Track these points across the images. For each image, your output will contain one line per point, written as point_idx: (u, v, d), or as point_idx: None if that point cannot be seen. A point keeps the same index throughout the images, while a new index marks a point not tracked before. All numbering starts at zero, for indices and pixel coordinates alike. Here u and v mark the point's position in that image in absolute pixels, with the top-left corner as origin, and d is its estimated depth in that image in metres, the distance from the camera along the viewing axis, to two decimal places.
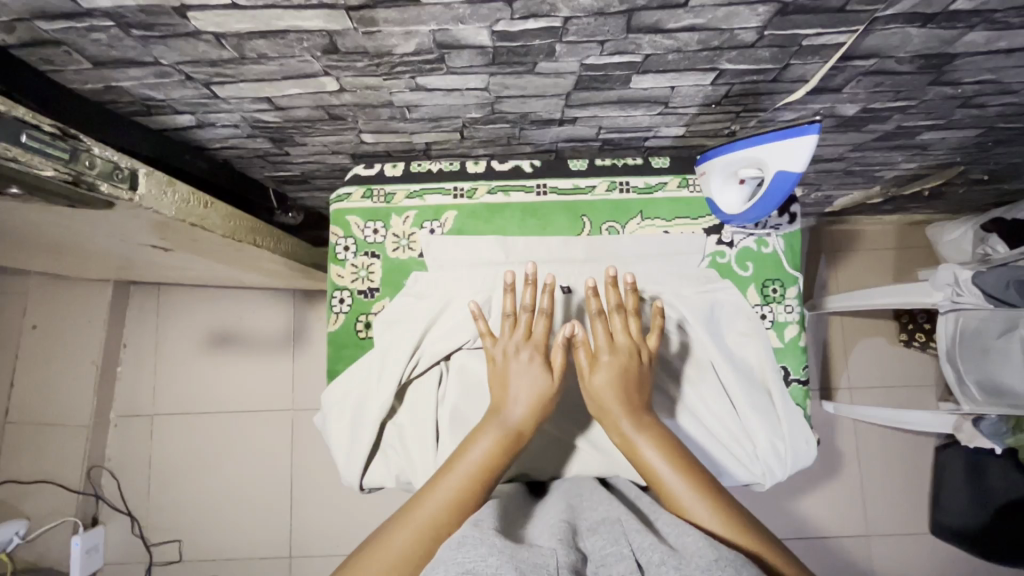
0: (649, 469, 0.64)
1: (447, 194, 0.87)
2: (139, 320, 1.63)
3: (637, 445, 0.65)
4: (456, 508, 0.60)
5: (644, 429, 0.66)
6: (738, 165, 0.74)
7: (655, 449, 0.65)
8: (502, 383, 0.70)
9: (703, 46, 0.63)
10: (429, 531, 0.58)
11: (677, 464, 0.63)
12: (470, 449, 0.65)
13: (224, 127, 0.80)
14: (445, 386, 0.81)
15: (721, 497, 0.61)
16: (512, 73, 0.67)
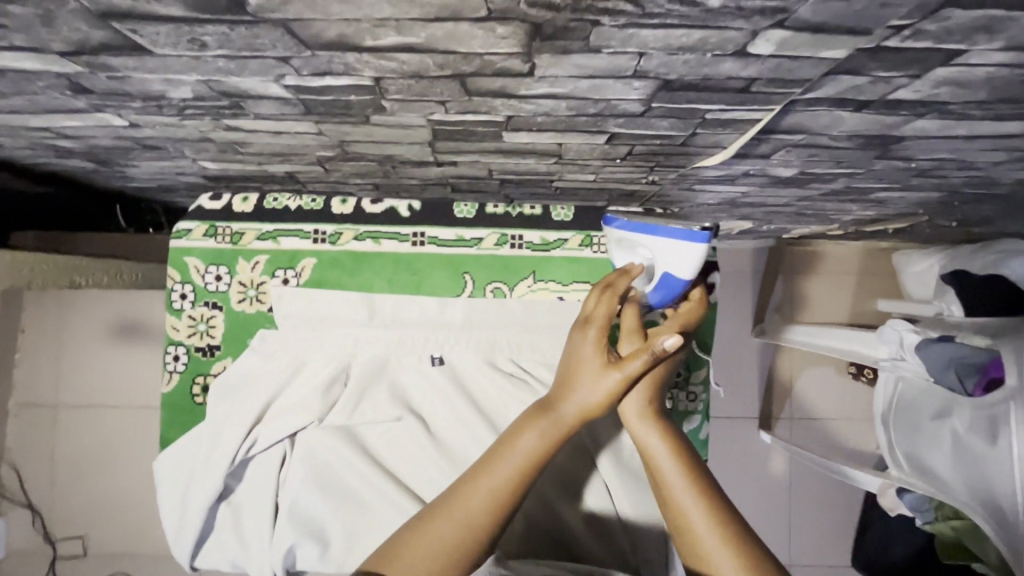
0: (660, 470, 0.60)
1: (305, 237, 0.73)
2: (37, 306, 1.50)
3: (648, 438, 0.61)
4: (497, 508, 0.53)
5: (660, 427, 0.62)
6: (627, 244, 0.65)
7: (668, 446, 0.61)
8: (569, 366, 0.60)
9: (578, 112, 0.49)
10: (466, 536, 0.51)
11: (689, 471, 0.59)
12: (510, 440, 0.56)
13: (17, 148, 0.65)
14: (287, 466, 0.70)
15: (729, 513, 0.56)
16: (346, 123, 0.53)
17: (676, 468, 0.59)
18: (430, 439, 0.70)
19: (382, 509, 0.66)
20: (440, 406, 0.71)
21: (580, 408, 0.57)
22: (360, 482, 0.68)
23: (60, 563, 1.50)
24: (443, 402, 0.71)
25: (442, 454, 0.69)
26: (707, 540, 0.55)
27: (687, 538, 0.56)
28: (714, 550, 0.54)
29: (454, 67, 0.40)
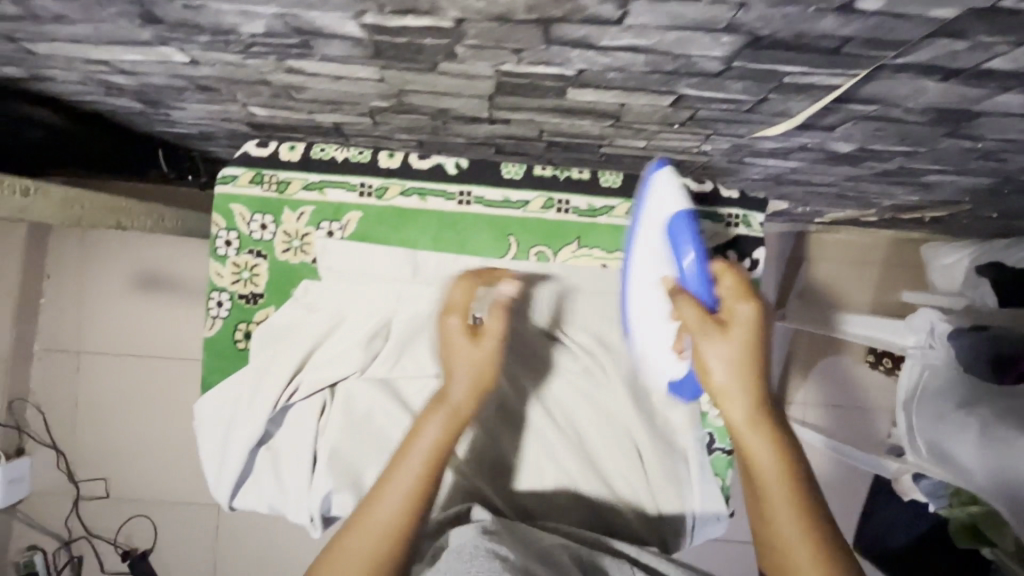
0: (762, 475, 0.57)
1: (351, 190, 0.74)
2: (62, 253, 1.51)
3: (754, 441, 0.58)
4: (421, 494, 0.54)
5: (764, 428, 0.58)
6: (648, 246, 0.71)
7: (772, 451, 0.57)
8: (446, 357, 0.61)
9: (653, 69, 0.48)
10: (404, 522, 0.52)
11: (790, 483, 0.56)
12: (418, 429, 0.57)
13: (69, 83, 0.64)
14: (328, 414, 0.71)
15: (827, 529, 0.55)
16: (410, 69, 0.52)
17: (781, 479, 0.56)
18: (468, 395, 0.72)
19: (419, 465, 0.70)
20: None
21: (468, 388, 0.59)
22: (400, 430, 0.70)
23: (82, 504, 1.54)
24: None
25: (479, 413, 0.72)
26: (800, 555, 0.54)
27: (777, 548, 0.55)
28: (806, 568, 0.53)
29: (542, 11, 0.39)
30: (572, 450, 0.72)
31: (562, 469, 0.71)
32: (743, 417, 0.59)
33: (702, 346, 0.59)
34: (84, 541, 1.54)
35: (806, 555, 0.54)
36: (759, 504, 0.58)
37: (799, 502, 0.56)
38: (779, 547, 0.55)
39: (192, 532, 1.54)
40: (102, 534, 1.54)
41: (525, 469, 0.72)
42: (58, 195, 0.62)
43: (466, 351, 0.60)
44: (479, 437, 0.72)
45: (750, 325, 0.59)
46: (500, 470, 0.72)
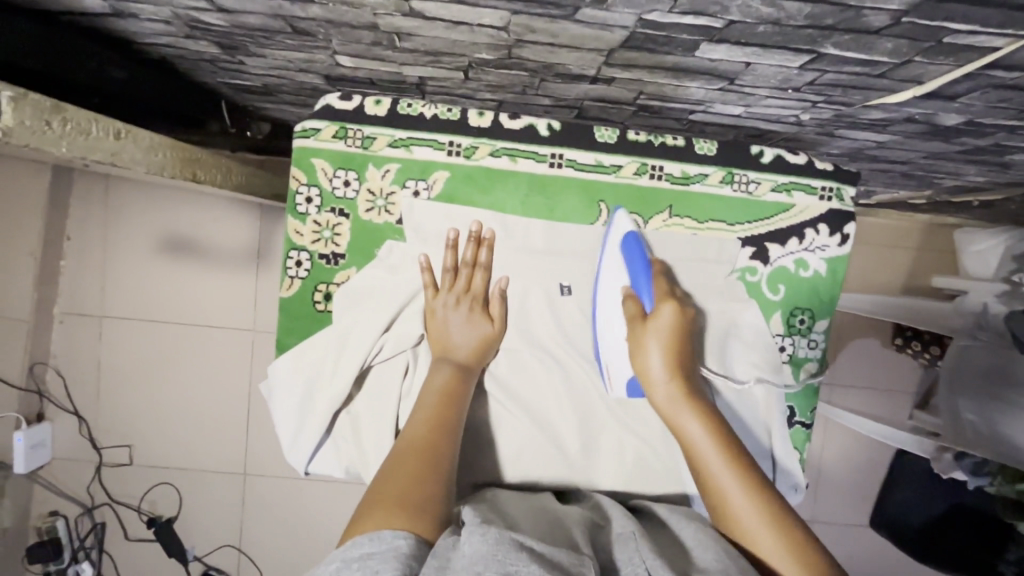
0: (690, 441, 0.62)
1: (439, 149, 0.71)
2: (85, 213, 1.46)
3: (678, 410, 0.63)
4: (437, 431, 0.60)
5: (690, 395, 0.64)
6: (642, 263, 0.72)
7: (695, 414, 0.62)
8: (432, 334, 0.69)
9: (810, 23, 0.46)
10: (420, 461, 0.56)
11: (722, 441, 0.60)
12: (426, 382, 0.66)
13: (152, 22, 0.60)
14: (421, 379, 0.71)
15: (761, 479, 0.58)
16: (544, 15, 0.49)
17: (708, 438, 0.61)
18: (552, 358, 0.73)
19: (506, 427, 0.72)
20: (564, 329, 0.73)
21: (473, 348, 0.69)
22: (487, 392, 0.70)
23: (105, 470, 1.52)
24: (568, 327, 0.73)
25: (563, 377, 0.73)
26: (737, 505, 0.56)
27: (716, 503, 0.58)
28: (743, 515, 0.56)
29: None
30: (652, 424, 0.73)
31: (640, 441, 0.72)
32: (662, 386, 0.65)
33: (640, 340, 0.66)
34: (107, 507, 1.52)
35: (743, 503, 0.56)
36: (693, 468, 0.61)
37: (732, 456, 0.60)
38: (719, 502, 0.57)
39: (218, 500, 1.52)
40: (126, 500, 1.52)
41: (604, 440, 0.73)
42: (148, 140, 0.59)
43: (459, 325, 0.69)
44: (562, 400, 0.73)
45: (673, 307, 0.67)
46: (581, 438, 0.72)
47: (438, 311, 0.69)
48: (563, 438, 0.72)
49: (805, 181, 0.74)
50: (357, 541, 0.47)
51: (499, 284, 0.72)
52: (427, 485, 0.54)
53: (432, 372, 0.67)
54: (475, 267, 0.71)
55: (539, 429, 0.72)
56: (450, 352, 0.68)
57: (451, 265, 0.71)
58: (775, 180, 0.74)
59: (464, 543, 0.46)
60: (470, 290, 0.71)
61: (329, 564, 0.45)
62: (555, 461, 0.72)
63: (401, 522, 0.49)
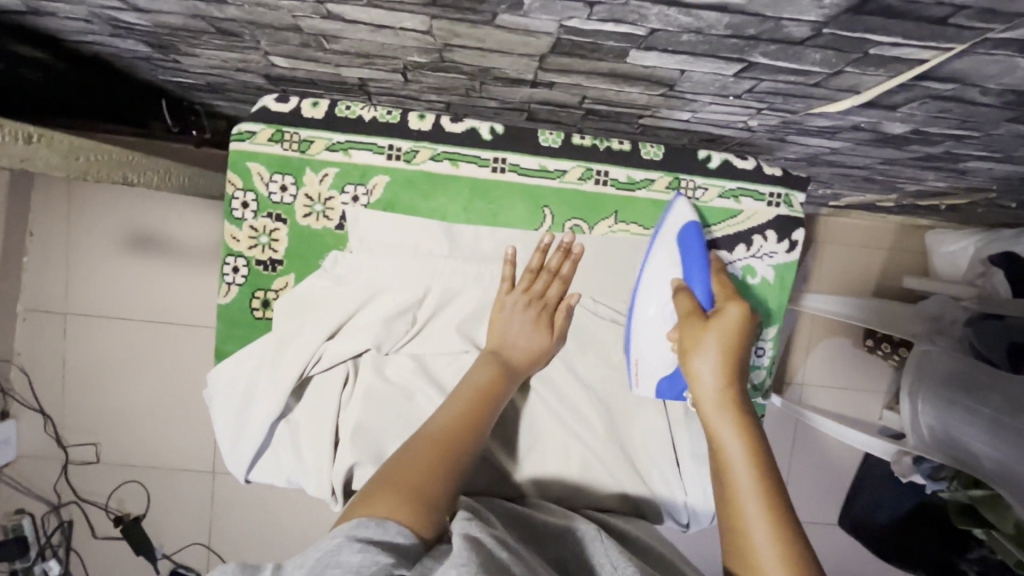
0: (730, 465, 0.56)
1: (378, 152, 0.70)
2: (49, 208, 1.43)
3: (722, 435, 0.58)
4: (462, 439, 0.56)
5: (741, 417, 0.58)
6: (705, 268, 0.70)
7: (739, 438, 0.57)
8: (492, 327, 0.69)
9: (733, 33, 0.44)
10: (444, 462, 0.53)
11: (763, 474, 0.54)
12: (469, 375, 0.65)
13: (72, 20, 0.58)
14: (362, 389, 0.69)
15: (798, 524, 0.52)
16: (464, 21, 0.48)
17: (752, 467, 0.55)
18: None
19: None
20: None
21: (529, 351, 0.69)
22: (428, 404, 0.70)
23: (72, 468, 1.50)
24: None
25: None
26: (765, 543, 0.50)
27: (742, 538, 0.51)
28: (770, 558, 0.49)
29: None
30: (597, 432, 0.72)
31: (585, 449, 0.71)
32: (715, 409, 0.59)
33: (699, 341, 0.61)
34: (75, 505, 1.51)
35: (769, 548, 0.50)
36: (726, 493, 0.55)
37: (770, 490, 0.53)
38: (745, 538, 0.51)
39: (187, 499, 1.52)
40: (93, 499, 1.51)
41: (549, 449, 0.71)
42: (66, 139, 0.57)
43: (519, 328, 0.69)
44: (507, 410, 0.72)
45: (740, 321, 0.64)
46: (525, 447, 0.71)
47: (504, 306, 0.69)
48: (505, 447, 0.71)
49: (752, 187, 0.73)
50: (362, 521, 0.45)
51: (569, 298, 0.71)
52: (443, 487, 0.51)
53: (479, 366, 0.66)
54: (556, 276, 0.70)
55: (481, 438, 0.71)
56: (506, 350, 0.68)
57: (535, 266, 0.70)
58: (722, 186, 0.73)
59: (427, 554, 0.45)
60: (544, 296, 0.70)
61: (331, 539, 0.43)
62: (498, 471, 0.70)
63: (400, 514, 0.47)
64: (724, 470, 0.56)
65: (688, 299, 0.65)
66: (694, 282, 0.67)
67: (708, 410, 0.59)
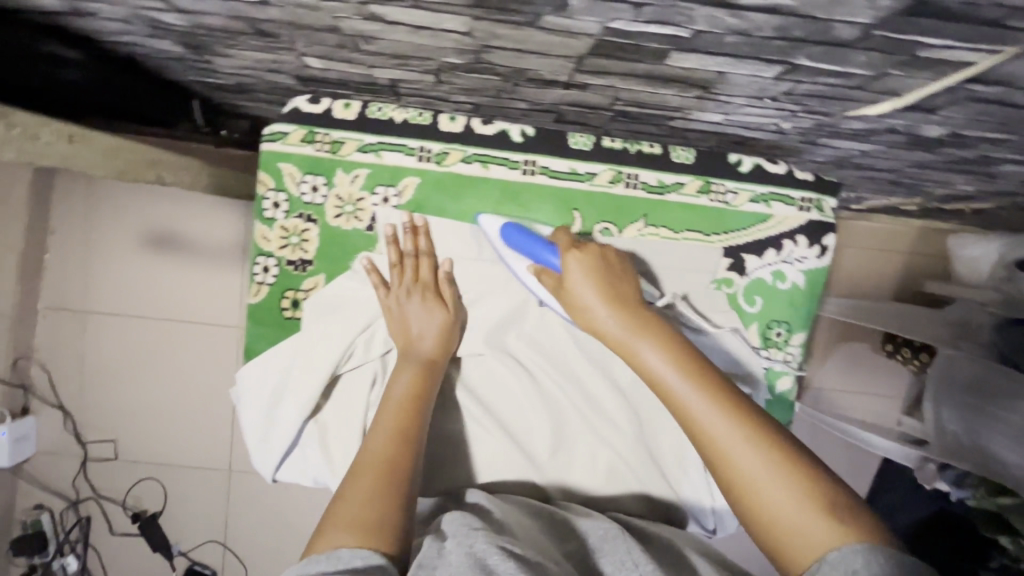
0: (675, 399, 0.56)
1: (409, 154, 0.70)
2: (69, 207, 1.44)
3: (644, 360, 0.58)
4: (401, 442, 0.59)
5: (694, 379, 0.55)
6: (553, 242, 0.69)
7: (704, 402, 0.54)
8: (397, 329, 0.68)
9: (779, 35, 0.44)
10: (386, 473, 0.55)
11: (742, 427, 0.52)
12: (389, 387, 0.64)
13: (112, 21, 0.58)
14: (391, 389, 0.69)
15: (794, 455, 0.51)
16: (506, 22, 0.48)
17: (729, 428, 0.53)
18: (522, 369, 0.72)
19: (473, 437, 0.71)
20: (536, 337, 0.72)
21: (435, 337, 0.68)
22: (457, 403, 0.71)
23: (90, 465, 1.51)
24: (541, 334, 0.72)
25: (536, 388, 0.72)
26: (771, 499, 0.50)
27: (719, 468, 0.52)
28: (782, 511, 0.49)
29: None
30: (623, 434, 0.72)
31: (611, 451, 0.71)
32: (626, 338, 0.60)
33: (576, 296, 0.63)
34: (93, 502, 1.52)
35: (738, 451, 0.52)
36: (713, 465, 0.53)
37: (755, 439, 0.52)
38: (750, 502, 0.51)
39: (203, 497, 1.52)
40: (110, 495, 1.52)
41: (575, 451, 0.71)
42: (105, 141, 0.57)
43: (416, 315, 0.68)
44: (535, 412, 0.72)
45: (588, 270, 0.63)
46: (551, 448, 0.71)
47: (392, 304, 0.68)
48: (531, 447, 0.71)
49: (783, 192, 0.72)
50: (314, 559, 0.48)
51: (442, 268, 0.70)
52: (385, 494, 0.54)
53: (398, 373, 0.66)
54: (419, 255, 0.70)
55: (509, 438, 0.71)
56: (415, 344, 0.67)
57: (395, 258, 0.69)
58: (753, 191, 0.72)
59: (449, 552, 0.50)
60: (419, 279, 0.69)
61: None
62: (526, 471, 0.71)
63: (355, 539, 0.50)
64: (702, 442, 0.53)
65: (549, 275, 0.65)
66: (544, 258, 0.66)
67: (622, 348, 0.60)
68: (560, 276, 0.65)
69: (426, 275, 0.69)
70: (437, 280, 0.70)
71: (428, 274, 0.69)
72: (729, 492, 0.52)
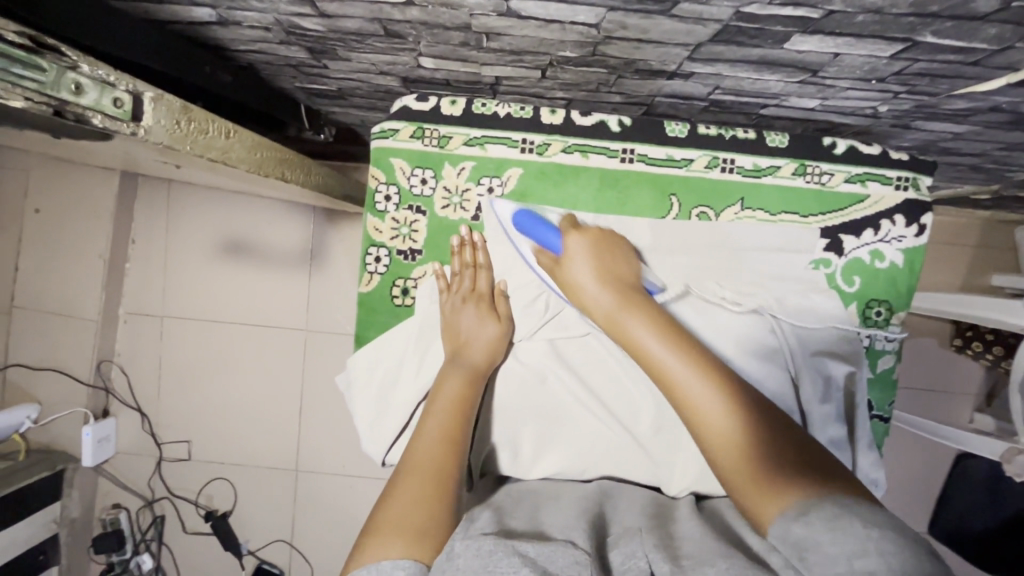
0: (659, 368, 0.58)
1: (512, 146, 0.73)
2: (150, 217, 1.53)
3: (631, 327, 0.61)
4: (448, 452, 0.59)
5: (676, 347, 0.58)
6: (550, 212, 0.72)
7: (687, 369, 0.56)
8: (450, 335, 0.71)
9: (914, 11, 0.46)
10: (434, 484, 0.55)
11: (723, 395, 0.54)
12: (440, 388, 0.66)
13: (252, 28, 0.63)
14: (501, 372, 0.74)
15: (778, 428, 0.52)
16: (640, 11, 0.51)
17: (710, 393, 0.54)
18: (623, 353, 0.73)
19: (577, 419, 0.73)
20: None
21: (486, 346, 0.70)
22: (562, 387, 0.73)
23: (165, 465, 1.57)
24: None
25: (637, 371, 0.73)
26: (744, 464, 0.50)
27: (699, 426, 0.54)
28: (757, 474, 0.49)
29: None
30: None
31: None
32: (613, 311, 0.63)
33: (568, 273, 0.67)
34: (167, 501, 1.58)
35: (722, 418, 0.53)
36: (692, 429, 0.55)
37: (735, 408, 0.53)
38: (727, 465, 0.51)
39: (272, 496, 1.56)
40: (185, 494, 1.58)
41: (680, 431, 0.71)
42: (249, 138, 0.62)
43: (469, 323, 0.70)
44: (637, 394, 0.72)
45: (591, 250, 0.67)
46: (653, 428, 0.71)
47: (447, 311, 0.72)
48: (634, 426, 0.72)
49: (879, 172, 0.73)
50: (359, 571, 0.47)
51: (499, 286, 0.74)
52: (432, 503, 0.53)
53: (447, 376, 0.67)
54: (477, 268, 0.73)
55: (610, 417, 0.72)
56: (464, 349, 0.69)
57: (458, 269, 0.73)
58: (848, 172, 0.74)
59: (458, 556, 0.46)
60: (475, 290, 0.72)
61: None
62: (629, 452, 0.71)
63: (402, 546, 0.49)
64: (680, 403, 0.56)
65: (547, 255, 0.69)
66: (550, 241, 0.68)
67: (608, 316, 0.63)
68: (557, 257, 0.68)
69: (478, 289, 0.72)
70: (490, 294, 0.73)
71: (480, 288, 0.73)
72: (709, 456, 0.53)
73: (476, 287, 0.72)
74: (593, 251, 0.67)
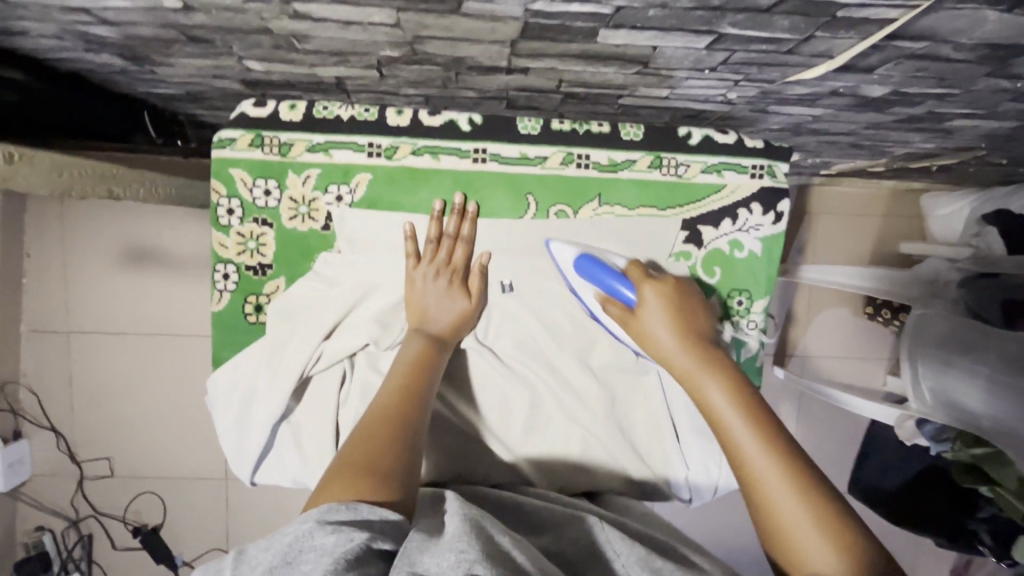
0: (714, 410, 0.61)
1: (358, 150, 0.72)
2: (42, 229, 1.44)
3: (693, 369, 0.64)
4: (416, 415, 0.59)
5: (733, 392, 0.61)
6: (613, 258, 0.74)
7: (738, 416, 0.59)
8: (414, 302, 0.71)
9: (698, 4, 0.45)
10: (393, 428, 0.57)
11: (787, 471, 0.55)
12: (400, 352, 0.67)
13: (44, 37, 0.58)
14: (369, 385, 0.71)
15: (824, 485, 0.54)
16: (430, 11, 0.48)
17: (773, 466, 0.55)
18: (497, 358, 0.75)
19: (450, 425, 0.72)
20: (506, 331, 0.76)
21: (449, 320, 0.71)
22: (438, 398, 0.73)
23: (87, 484, 1.52)
24: (514, 327, 0.76)
25: (507, 371, 0.75)
26: (799, 535, 0.52)
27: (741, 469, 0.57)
28: (808, 545, 0.51)
29: None
30: (597, 414, 0.74)
31: (587, 430, 0.73)
32: (674, 354, 0.66)
33: (638, 317, 0.68)
34: (93, 520, 1.54)
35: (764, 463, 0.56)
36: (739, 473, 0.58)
37: (788, 474, 0.55)
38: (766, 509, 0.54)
39: (201, 507, 1.54)
40: (111, 512, 1.54)
41: (550, 432, 0.74)
42: (47, 160, 0.58)
43: (437, 295, 0.71)
44: (507, 393, 0.74)
45: (661, 300, 0.68)
46: (525, 430, 0.73)
47: (415, 279, 0.71)
48: (506, 432, 0.73)
49: (734, 161, 0.76)
50: (332, 505, 0.47)
51: (481, 259, 0.73)
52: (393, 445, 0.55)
53: (407, 341, 0.69)
54: (456, 239, 0.73)
55: (478, 419, 0.73)
56: (426, 320, 0.70)
57: (435, 236, 0.72)
58: (704, 162, 0.76)
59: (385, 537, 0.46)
60: (451, 262, 0.72)
61: (302, 523, 0.45)
62: (498, 455, 0.72)
63: (363, 492, 0.49)
64: (729, 450, 0.59)
65: (615, 305, 0.70)
66: (617, 291, 0.70)
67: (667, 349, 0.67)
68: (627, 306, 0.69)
69: (460, 261, 0.73)
70: (465, 267, 0.73)
71: (458, 264, 0.72)
72: (748, 502, 0.56)
73: (454, 258, 0.72)
74: (671, 302, 0.68)
